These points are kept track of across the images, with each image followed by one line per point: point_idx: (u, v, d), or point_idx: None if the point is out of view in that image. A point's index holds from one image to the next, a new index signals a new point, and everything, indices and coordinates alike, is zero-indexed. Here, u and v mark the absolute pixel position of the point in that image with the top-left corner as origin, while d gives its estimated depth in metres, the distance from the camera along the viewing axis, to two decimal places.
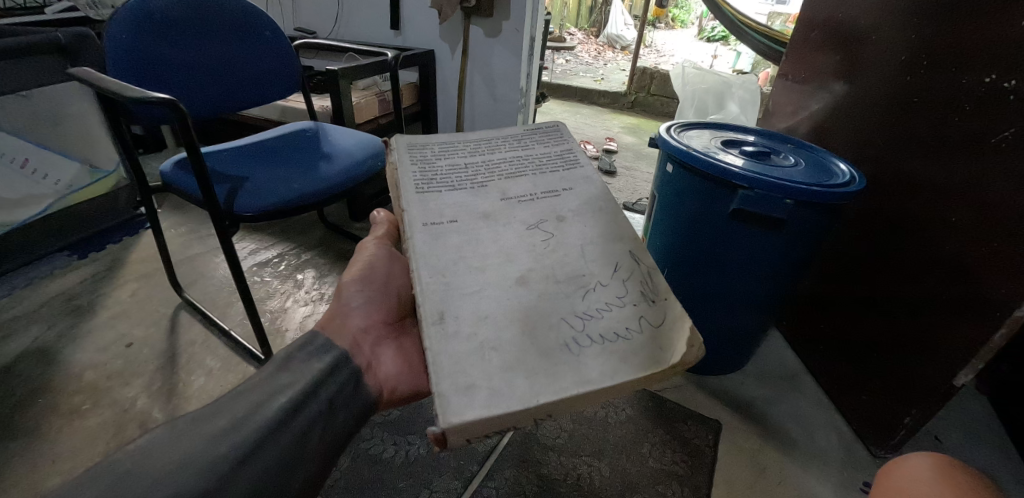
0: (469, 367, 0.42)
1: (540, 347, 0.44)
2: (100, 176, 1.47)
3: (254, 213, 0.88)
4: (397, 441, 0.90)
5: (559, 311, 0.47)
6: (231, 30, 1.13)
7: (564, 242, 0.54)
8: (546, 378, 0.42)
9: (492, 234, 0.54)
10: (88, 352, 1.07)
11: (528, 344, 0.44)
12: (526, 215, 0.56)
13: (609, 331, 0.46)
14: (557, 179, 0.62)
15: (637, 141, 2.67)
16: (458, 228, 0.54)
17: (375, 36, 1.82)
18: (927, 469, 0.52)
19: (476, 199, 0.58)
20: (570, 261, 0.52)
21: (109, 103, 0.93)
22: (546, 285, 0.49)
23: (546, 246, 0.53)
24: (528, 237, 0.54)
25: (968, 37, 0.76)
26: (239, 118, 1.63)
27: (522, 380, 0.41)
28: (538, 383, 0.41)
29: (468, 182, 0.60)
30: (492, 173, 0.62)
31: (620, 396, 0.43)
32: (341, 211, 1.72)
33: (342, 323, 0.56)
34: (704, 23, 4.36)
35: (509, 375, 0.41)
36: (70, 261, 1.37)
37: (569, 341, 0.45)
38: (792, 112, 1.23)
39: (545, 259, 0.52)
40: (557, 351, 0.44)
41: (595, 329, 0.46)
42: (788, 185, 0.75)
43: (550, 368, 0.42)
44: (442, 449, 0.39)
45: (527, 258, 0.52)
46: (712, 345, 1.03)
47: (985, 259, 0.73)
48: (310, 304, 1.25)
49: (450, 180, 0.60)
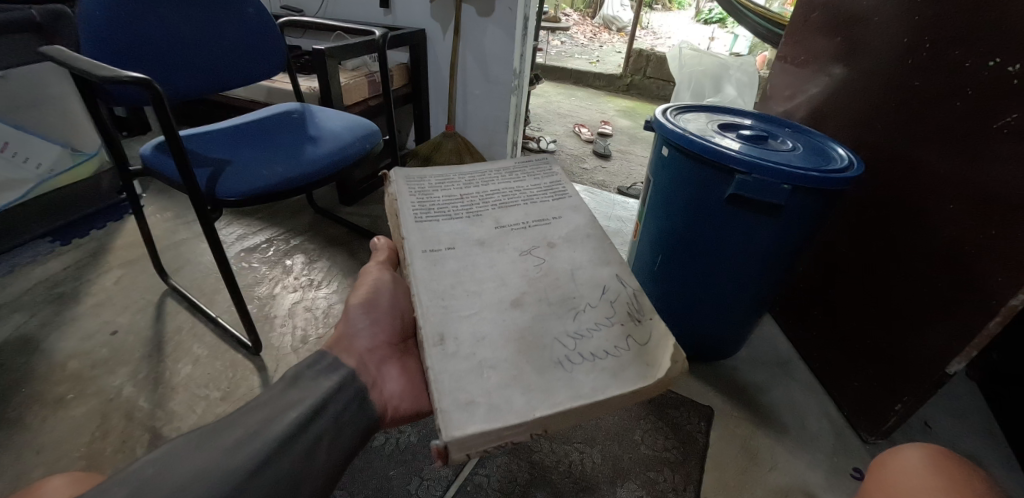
0: (468, 384, 0.40)
1: (536, 364, 0.43)
2: (83, 158, 1.42)
3: (238, 197, 0.85)
4: (388, 430, 0.89)
5: (552, 331, 0.46)
6: (214, 11, 1.08)
7: (556, 267, 0.52)
8: (541, 394, 0.40)
9: (488, 260, 0.52)
10: (73, 341, 1.05)
11: (523, 362, 0.43)
12: (520, 240, 0.55)
13: (600, 349, 0.45)
14: (548, 207, 0.60)
15: (632, 125, 2.64)
16: (456, 255, 0.52)
17: (364, 15, 1.77)
18: (935, 485, 0.47)
19: (471, 227, 0.56)
20: (562, 283, 0.51)
21: (79, 81, 0.88)
22: (540, 307, 0.48)
23: (540, 272, 0.51)
24: (522, 262, 0.52)
25: (976, 18, 0.74)
26: (222, 99, 1.58)
27: (520, 395, 0.40)
28: (534, 398, 0.40)
29: (464, 211, 0.58)
30: (486, 202, 0.60)
31: (612, 409, 0.42)
32: (330, 196, 1.69)
33: (351, 345, 0.54)
34: (702, 5, 4.26)
35: (507, 391, 0.40)
36: (54, 247, 1.34)
37: (559, 360, 0.43)
38: (789, 95, 1.21)
39: (540, 288, 0.50)
40: (551, 368, 0.43)
41: (587, 347, 0.45)
42: (788, 170, 0.73)
43: (545, 384, 0.41)
44: (443, 464, 0.38)
45: (522, 282, 0.50)
46: (705, 331, 1.02)
47: (985, 244, 0.72)
48: (299, 290, 1.22)
49: (447, 208, 0.58)
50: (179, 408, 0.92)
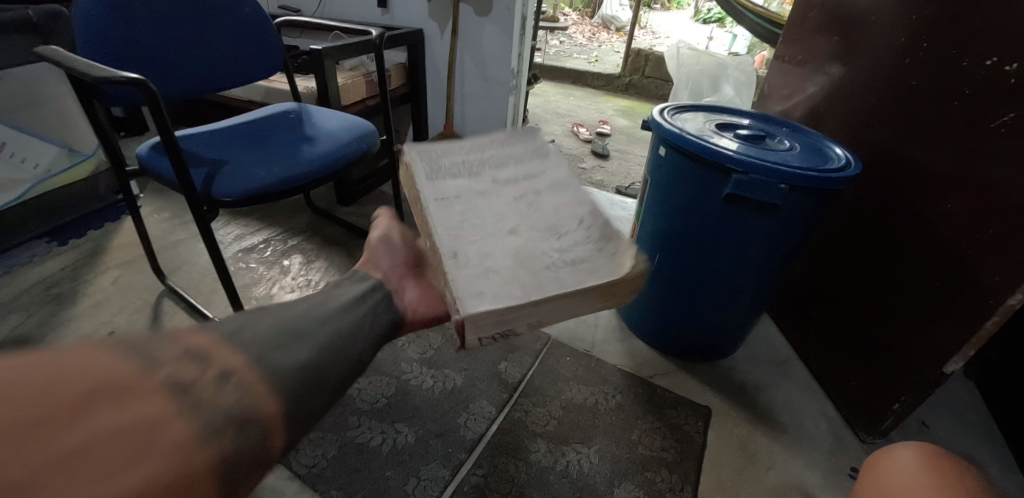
0: (477, 282, 0.43)
1: (532, 268, 0.45)
2: (79, 159, 1.41)
3: (235, 197, 0.85)
4: (385, 429, 0.89)
5: (545, 246, 0.48)
6: (208, 9, 1.07)
7: (546, 205, 0.54)
8: (538, 288, 0.43)
9: (489, 202, 0.53)
10: (69, 341, 1.05)
11: (522, 270, 0.44)
12: (516, 187, 0.56)
13: (585, 255, 0.47)
14: (536, 163, 0.61)
15: (631, 124, 2.64)
16: (464, 200, 0.53)
17: (362, 15, 1.77)
18: (931, 487, 0.46)
19: (474, 179, 0.57)
20: (552, 215, 0.52)
21: (75, 81, 0.88)
22: (535, 231, 0.49)
23: (533, 209, 0.53)
24: (513, 203, 0.53)
25: (973, 18, 0.74)
26: (220, 99, 1.58)
27: (520, 287, 0.43)
28: (533, 290, 0.42)
29: (467, 170, 0.59)
30: (485, 161, 0.61)
31: (595, 303, 0.45)
32: (328, 196, 1.68)
33: (373, 264, 0.59)
34: (701, 4, 4.25)
35: (509, 286, 0.43)
36: (51, 247, 1.34)
37: (550, 265, 0.45)
38: (787, 95, 1.21)
39: (529, 221, 0.51)
40: (546, 271, 0.45)
41: (575, 255, 0.47)
42: (785, 169, 0.73)
43: (541, 282, 0.43)
44: (460, 343, 0.41)
45: (519, 215, 0.51)
46: (703, 331, 1.02)
47: (981, 242, 0.72)
48: (297, 290, 1.22)
49: (453, 168, 0.59)
50: None
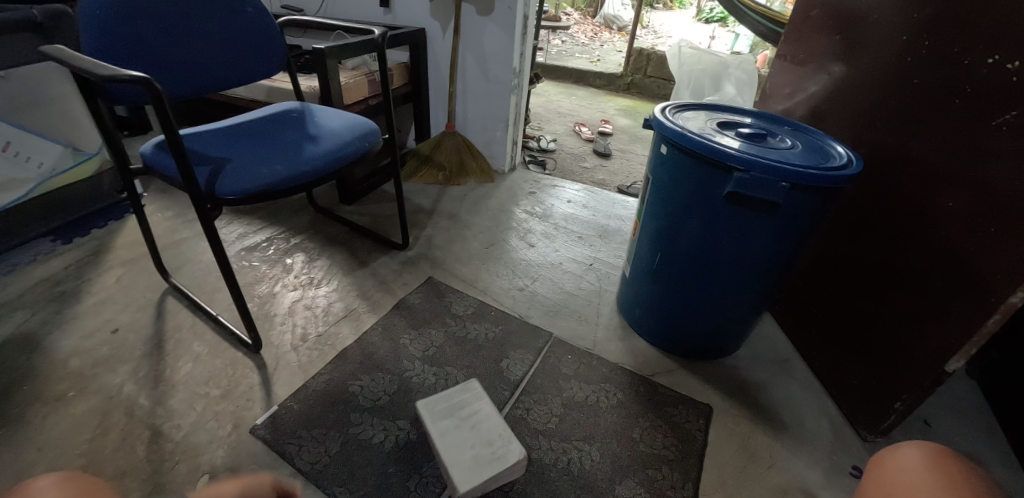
0: (461, 453, 0.79)
1: (482, 461, 0.78)
2: (84, 158, 1.42)
3: (238, 195, 0.85)
4: (386, 427, 0.90)
5: (483, 451, 0.80)
6: (214, 8, 1.08)
7: (483, 430, 0.83)
8: (493, 463, 0.78)
9: (461, 426, 0.83)
10: (73, 339, 1.05)
11: (478, 464, 0.78)
12: (468, 428, 0.83)
13: (500, 453, 0.80)
14: (478, 412, 0.86)
15: (632, 123, 2.64)
16: (450, 423, 0.84)
17: (364, 15, 1.78)
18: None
19: (451, 414, 0.86)
20: (488, 431, 0.83)
21: (79, 78, 0.88)
22: (479, 439, 0.81)
23: (477, 431, 0.83)
24: (472, 410, 0.86)
25: (975, 16, 0.74)
26: (222, 98, 1.59)
27: (480, 462, 0.78)
28: (488, 460, 0.78)
29: (449, 410, 0.86)
30: (455, 406, 0.87)
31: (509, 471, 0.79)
32: (330, 194, 1.69)
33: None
34: (703, 4, 4.25)
35: (478, 462, 0.78)
36: (55, 246, 1.34)
37: (483, 461, 0.78)
38: (788, 94, 1.21)
39: (482, 419, 0.85)
40: (491, 448, 0.80)
41: (497, 453, 0.80)
42: (787, 168, 0.73)
43: (489, 456, 0.79)
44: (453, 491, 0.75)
45: (474, 435, 0.82)
46: (704, 330, 1.02)
47: (982, 242, 0.72)
48: (299, 289, 1.23)
49: (444, 406, 0.87)
50: (179, 406, 0.92)
